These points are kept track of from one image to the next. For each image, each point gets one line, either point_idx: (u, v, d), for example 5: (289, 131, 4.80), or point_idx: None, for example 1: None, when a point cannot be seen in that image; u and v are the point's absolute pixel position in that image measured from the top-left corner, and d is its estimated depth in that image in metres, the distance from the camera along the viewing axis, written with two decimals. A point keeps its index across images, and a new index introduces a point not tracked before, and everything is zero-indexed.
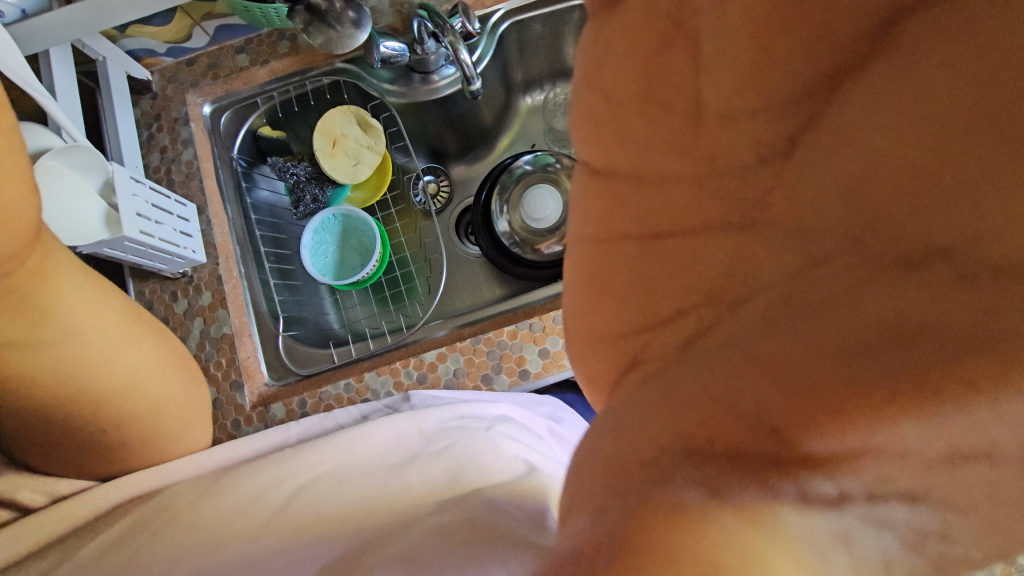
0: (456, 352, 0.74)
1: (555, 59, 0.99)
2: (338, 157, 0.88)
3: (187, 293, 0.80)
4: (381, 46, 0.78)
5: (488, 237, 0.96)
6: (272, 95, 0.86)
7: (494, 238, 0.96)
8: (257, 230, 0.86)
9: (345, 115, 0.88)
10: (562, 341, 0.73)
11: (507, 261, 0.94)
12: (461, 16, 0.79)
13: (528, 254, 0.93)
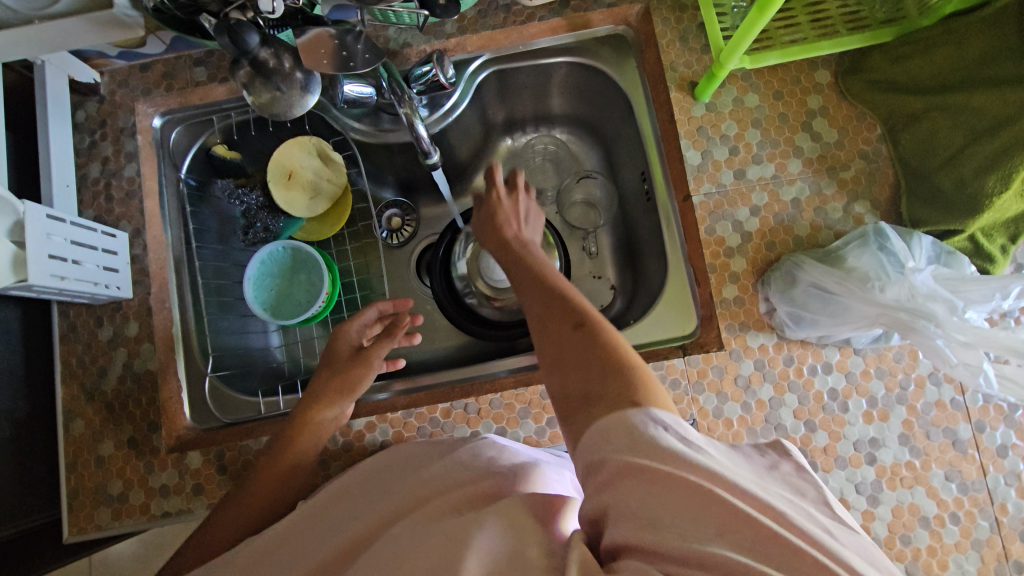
0: (386, 424, 0.71)
1: (537, 107, 0.95)
2: (292, 188, 0.83)
3: (114, 321, 0.75)
4: (345, 88, 0.74)
5: (444, 286, 0.91)
6: (229, 115, 0.82)
7: (450, 287, 0.91)
8: (197, 258, 0.81)
9: (304, 146, 0.83)
10: (496, 426, 0.70)
11: (465, 319, 0.89)
12: (433, 64, 0.75)
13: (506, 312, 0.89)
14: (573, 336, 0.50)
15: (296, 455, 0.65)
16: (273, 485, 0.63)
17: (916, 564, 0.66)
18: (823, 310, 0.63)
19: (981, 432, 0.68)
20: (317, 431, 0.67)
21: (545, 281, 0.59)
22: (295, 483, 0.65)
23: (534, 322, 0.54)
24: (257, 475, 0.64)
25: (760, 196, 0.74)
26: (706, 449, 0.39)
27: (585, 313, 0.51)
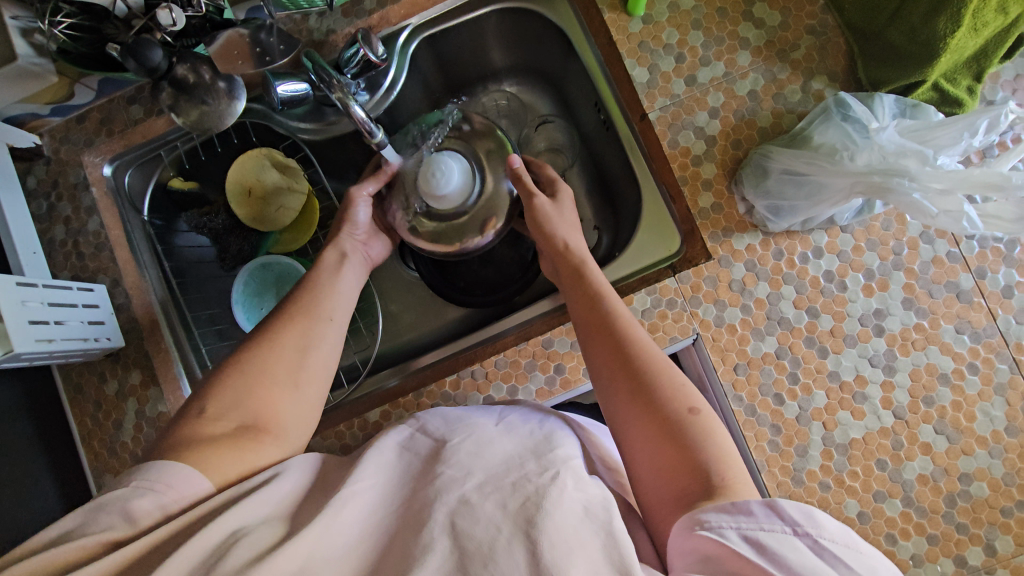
0: (400, 410, 0.72)
1: (479, 65, 0.93)
2: (256, 205, 0.83)
3: (116, 373, 0.76)
4: (279, 89, 0.72)
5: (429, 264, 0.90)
6: (176, 146, 0.81)
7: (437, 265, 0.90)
8: (182, 295, 0.81)
9: (258, 159, 0.82)
10: (506, 385, 0.71)
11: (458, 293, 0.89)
12: (360, 44, 0.72)
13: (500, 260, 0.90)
14: (668, 436, 0.49)
15: (283, 354, 0.56)
16: (277, 386, 0.54)
17: (943, 421, 0.66)
18: (799, 194, 0.62)
19: (983, 278, 0.67)
20: (312, 344, 0.58)
21: (642, 356, 0.54)
22: (303, 383, 0.56)
23: (609, 397, 0.54)
24: (234, 365, 0.54)
25: (716, 97, 0.73)
26: (828, 560, 0.38)
27: (682, 416, 0.50)
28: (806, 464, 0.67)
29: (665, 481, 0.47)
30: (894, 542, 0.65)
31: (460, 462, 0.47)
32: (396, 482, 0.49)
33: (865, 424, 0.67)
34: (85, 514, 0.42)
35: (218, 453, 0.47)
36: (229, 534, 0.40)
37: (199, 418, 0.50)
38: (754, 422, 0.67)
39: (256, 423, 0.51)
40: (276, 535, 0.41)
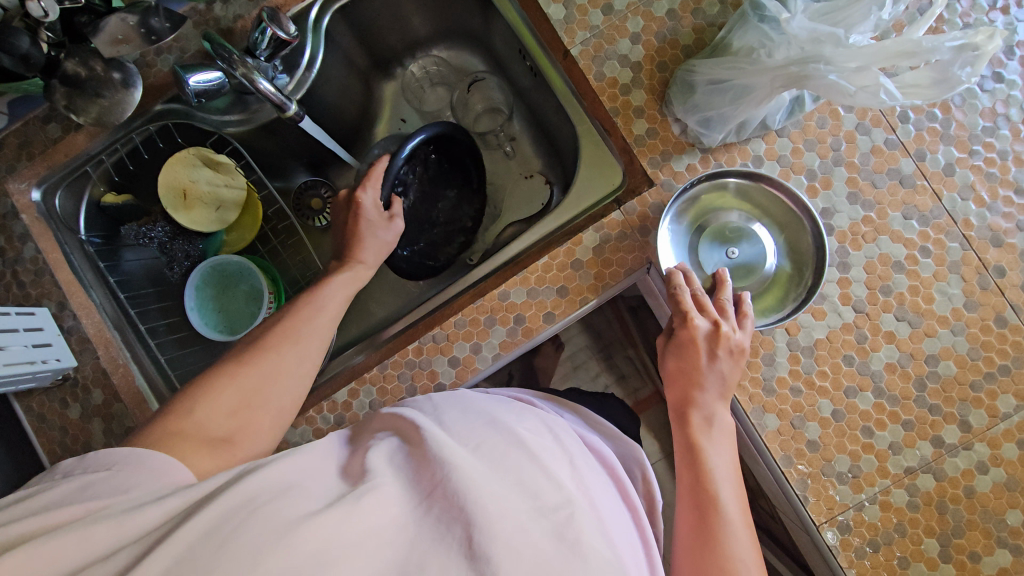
0: (367, 385, 0.71)
1: (401, 33, 0.91)
2: (192, 207, 0.82)
3: (77, 396, 0.74)
4: (190, 81, 0.70)
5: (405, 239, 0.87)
6: (101, 159, 0.78)
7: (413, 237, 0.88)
8: (132, 308, 0.80)
9: (187, 160, 0.81)
10: (469, 344, 0.71)
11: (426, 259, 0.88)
12: (266, 25, 0.70)
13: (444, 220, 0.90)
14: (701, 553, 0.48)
15: (302, 352, 0.57)
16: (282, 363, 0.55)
17: (903, 308, 0.66)
18: (725, 100, 0.62)
19: (923, 161, 0.67)
20: (305, 334, 0.58)
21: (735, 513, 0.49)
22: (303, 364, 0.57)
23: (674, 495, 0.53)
24: (253, 346, 0.56)
25: (636, 22, 0.71)
26: None
27: (736, 564, 0.46)
28: (775, 373, 0.67)
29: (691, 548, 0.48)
30: (870, 434, 0.65)
31: (476, 461, 0.44)
32: (417, 474, 0.43)
33: (828, 324, 0.67)
34: (66, 491, 0.37)
35: (198, 456, 0.45)
36: (252, 497, 0.36)
37: (182, 419, 0.47)
38: None
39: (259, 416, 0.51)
40: (302, 508, 0.37)
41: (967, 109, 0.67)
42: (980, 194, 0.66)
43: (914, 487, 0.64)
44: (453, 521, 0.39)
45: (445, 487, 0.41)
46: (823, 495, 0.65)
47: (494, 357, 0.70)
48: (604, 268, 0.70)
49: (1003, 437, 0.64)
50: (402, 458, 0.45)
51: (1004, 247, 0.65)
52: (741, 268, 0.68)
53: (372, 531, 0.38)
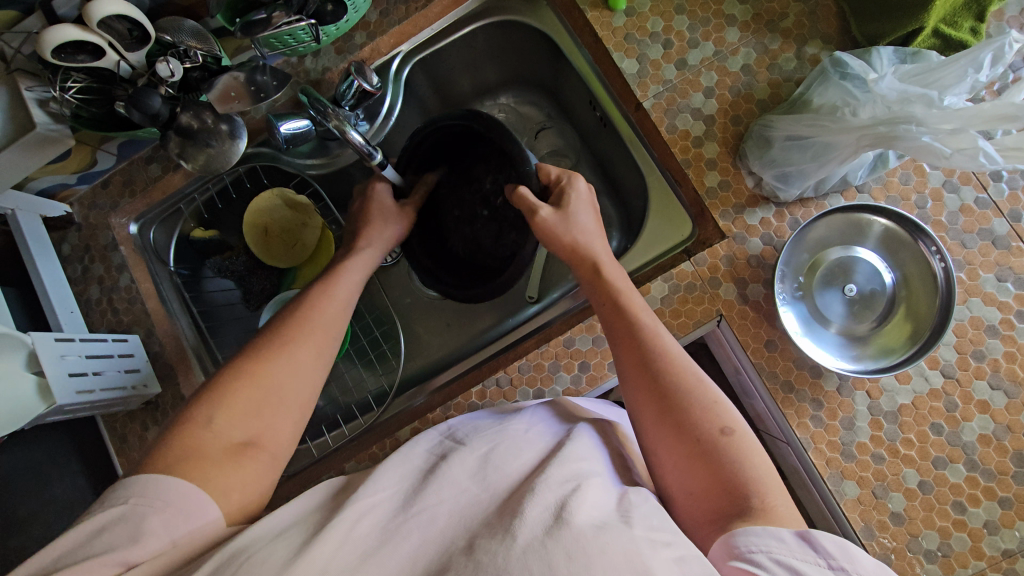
0: (430, 425, 0.72)
1: (474, 82, 0.94)
2: (272, 244, 0.86)
3: (157, 420, 0.78)
4: (281, 129, 0.75)
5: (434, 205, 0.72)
6: (193, 198, 0.84)
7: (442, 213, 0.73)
8: (211, 337, 0.84)
9: (271, 199, 0.85)
10: (532, 389, 0.71)
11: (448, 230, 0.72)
12: (353, 76, 0.74)
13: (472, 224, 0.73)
14: (696, 451, 0.46)
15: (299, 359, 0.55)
16: (270, 418, 0.51)
17: (998, 376, 0.62)
18: (805, 157, 0.61)
19: (1019, 222, 0.64)
20: (297, 368, 0.54)
21: (679, 395, 0.49)
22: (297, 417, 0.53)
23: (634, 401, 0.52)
24: (241, 376, 0.51)
25: (709, 77, 0.72)
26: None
27: (734, 456, 0.45)
28: (855, 437, 0.63)
29: (684, 468, 0.47)
30: (962, 510, 0.61)
31: (471, 484, 0.46)
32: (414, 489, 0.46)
33: (913, 388, 0.63)
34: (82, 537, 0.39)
35: (221, 471, 0.46)
36: (236, 551, 0.39)
37: (203, 427, 0.47)
38: (793, 398, 0.65)
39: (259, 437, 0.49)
40: (291, 545, 0.39)
41: None
42: None
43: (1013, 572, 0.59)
44: (452, 536, 0.41)
45: (441, 508, 0.43)
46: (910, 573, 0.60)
47: None
48: (673, 319, 0.69)
49: None
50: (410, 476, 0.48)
51: None
52: (864, 302, 0.66)
53: (369, 553, 0.40)
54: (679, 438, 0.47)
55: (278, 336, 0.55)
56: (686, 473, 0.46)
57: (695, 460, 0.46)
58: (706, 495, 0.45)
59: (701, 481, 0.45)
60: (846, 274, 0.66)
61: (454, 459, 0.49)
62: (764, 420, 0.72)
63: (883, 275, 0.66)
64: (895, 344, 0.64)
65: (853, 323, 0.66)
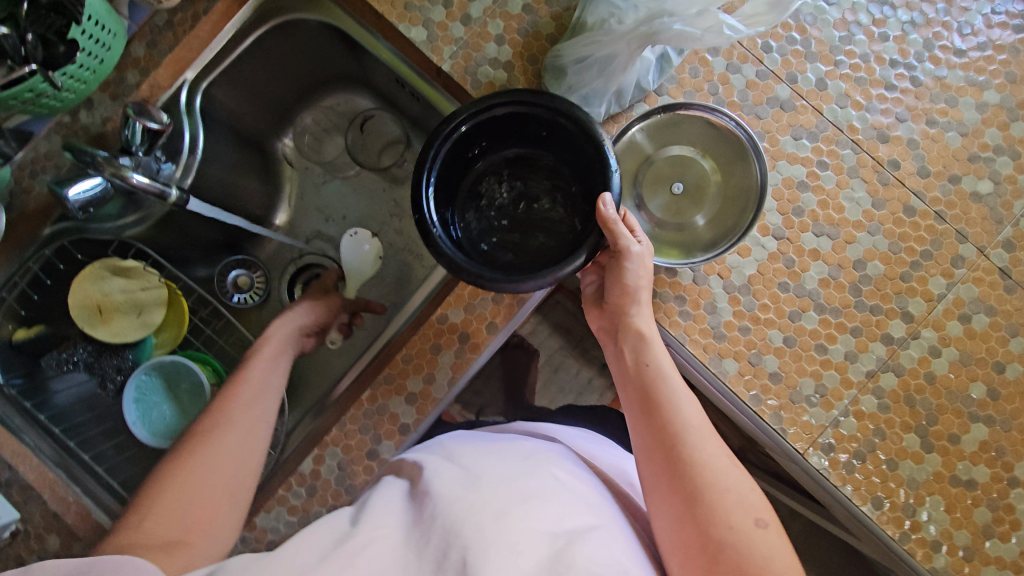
0: (330, 447, 0.68)
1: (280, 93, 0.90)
2: (112, 320, 0.80)
3: (33, 547, 0.70)
4: (69, 196, 0.68)
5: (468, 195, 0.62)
6: (3, 297, 0.74)
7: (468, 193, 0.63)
8: (71, 439, 0.76)
9: (94, 274, 0.79)
10: (421, 376, 0.70)
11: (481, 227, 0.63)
12: (135, 119, 0.69)
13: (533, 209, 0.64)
14: (680, 496, 0.51)
15: (226, 461, 0.57)
16: (203, 515, 0.53)
17: (819, 224, 0.68)
18: (593, 75, 0.64)
19: (796, 83, 0.69)
20: (226, 446, 0.57)
21: (665, 467, 0.52)
22: (223, 509, 0.55)
23: (638, 434, 0.56)
24: (163, 476, 0.55)
25: (496, 24, 0.73)
26: None
27: (724, 520, 0.49)
28: (720, 318, 0.67)
29: (661, 492, 0.53)
30: (825, 351, 0.66)
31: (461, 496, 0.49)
32: (418, 513, 0.49)
33: (755, 258, 0.68)
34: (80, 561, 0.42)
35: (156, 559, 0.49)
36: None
37: (135, 531, 0.51)
38: (659, 302, 0.68)
39: (185, 538, 0.52)
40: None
41: (822, 25, 0.70)
42: (856, 99, 0.69)
43: (879, 389, 0.65)
44: (448, 552, 0.43)
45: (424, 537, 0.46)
46: (799, 422, 0.65)
47: (448, 382, 0.69)
48: None
49: (945, 317, 0.66)
50: (399, 506, 0.51)
51: (892, 141, 0.68)
52: (693, 194, 0.68)
53: None
54: (676, 472, 0.52)
55: (190, 440, 0.57)
56: (666, 504, 0.52)
57: (682, 485, 0.51)
58: (680, 531, 0.50)
59: (680, 515, 0.51)
60: (675, 173, 0.69)
61: (444, 482, 0.51)
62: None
63: (704, 168, 0.68)
64: (670, 251, 0.68)
65: (685, 218, 0.68)
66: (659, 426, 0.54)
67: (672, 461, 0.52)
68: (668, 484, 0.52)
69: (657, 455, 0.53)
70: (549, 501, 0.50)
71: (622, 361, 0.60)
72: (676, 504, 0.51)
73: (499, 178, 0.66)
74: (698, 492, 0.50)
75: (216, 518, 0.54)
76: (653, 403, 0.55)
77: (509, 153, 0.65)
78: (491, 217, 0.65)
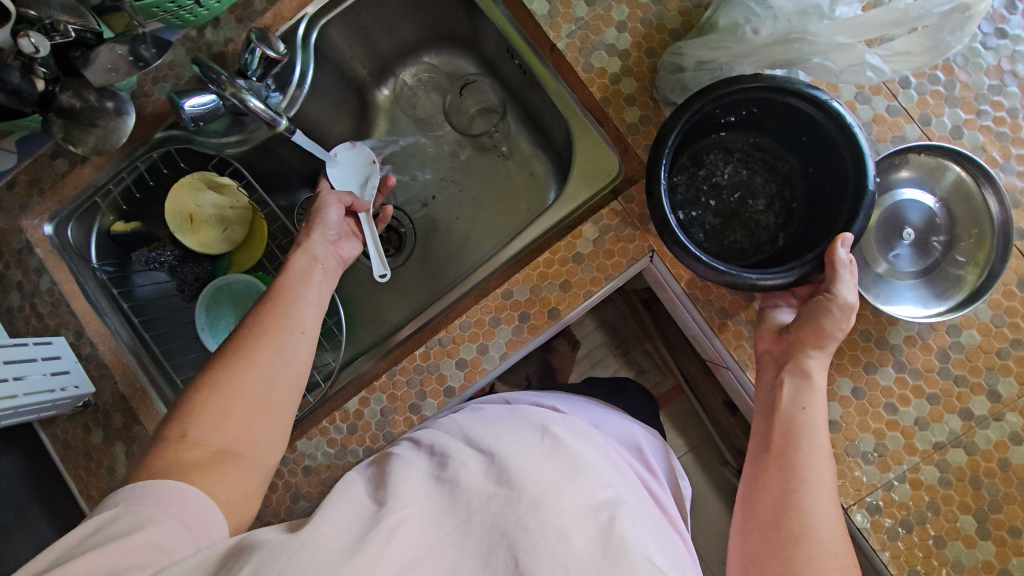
0: (377, 393, 0.71)
1: (391, 42, 0.91)
2: (202, 230, 0.84)
3: (99, 421, 0.76)
4: (185, 106, 0.71)
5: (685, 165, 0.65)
6: (110, 189, 0.80)
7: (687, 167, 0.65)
8: (147, 332, 0.82)
9: (192, 184, 0.83)
10: (475, 345, 0.71)
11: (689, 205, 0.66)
12: (256, 45, 0.71)
13: (747, 206, 0.67)
14: (777, 537, 0.50)
15: (257, 376, 0.56)
16: (249, 426, 0.55)
17: None
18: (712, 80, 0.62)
19: (929, 125, 0.65)
20: (285, 356, 0.59)
21: (773, 509, 0.51)
22: (267, 423, 0.56)
23: (756, 466, 0.55)
24: (203, 390, 0.55)
25: (621, 10, 0.71)
26: None
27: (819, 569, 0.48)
28: None
29: (756, 522, 0.52)
30: (894, 411, 0.63)
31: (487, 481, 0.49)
32: (447, 491, 0.49)
33: None
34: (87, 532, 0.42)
35: (206, 479, 0.50)
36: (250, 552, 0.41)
37: (181, 443, 0.52)
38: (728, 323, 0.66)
39: (236, 448, 0.54)
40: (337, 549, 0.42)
41: (972, 69, 0.65)
42: (991, 155, 0.64)
43: (944, 463, 0.62)
44: (494, 545, 0.44)
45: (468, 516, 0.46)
46: (849, 476, 0.63)
47: (501, 356, 0.70)
48: (607, 260, 0.69)
49: None
50: (423, 485, 0.51)
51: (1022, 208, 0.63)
52: (915, 248, 0.62)
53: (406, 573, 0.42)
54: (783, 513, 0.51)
55: (227, 354, 0.57)
56: (756, 537, 0.51)
57: (784, 525, 0.50)
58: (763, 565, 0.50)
59: (771, 552, 0.50)
60: (899, 221, 0.63)
61: (472, 461, 0.52)
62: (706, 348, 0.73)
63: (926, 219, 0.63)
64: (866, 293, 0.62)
65: (896, 269, 0.63)
66: (789, 463, 0.53)
67: (785, 499, 0.51)
68: (771, 518, 0.51)
69: (771, 492, 0.52)
70: (587, 490, 0.50)
71: (776, 394, 0.58)
72: (771, 539, 0.50)
73: (727, 156, 0.68)
74: (797, 538, 0.49)
75: (263, 426, 0.56)
76: (789, 442, 0.54)
77: (746, 138, 0.67)
78: (693, 194, 0.67)
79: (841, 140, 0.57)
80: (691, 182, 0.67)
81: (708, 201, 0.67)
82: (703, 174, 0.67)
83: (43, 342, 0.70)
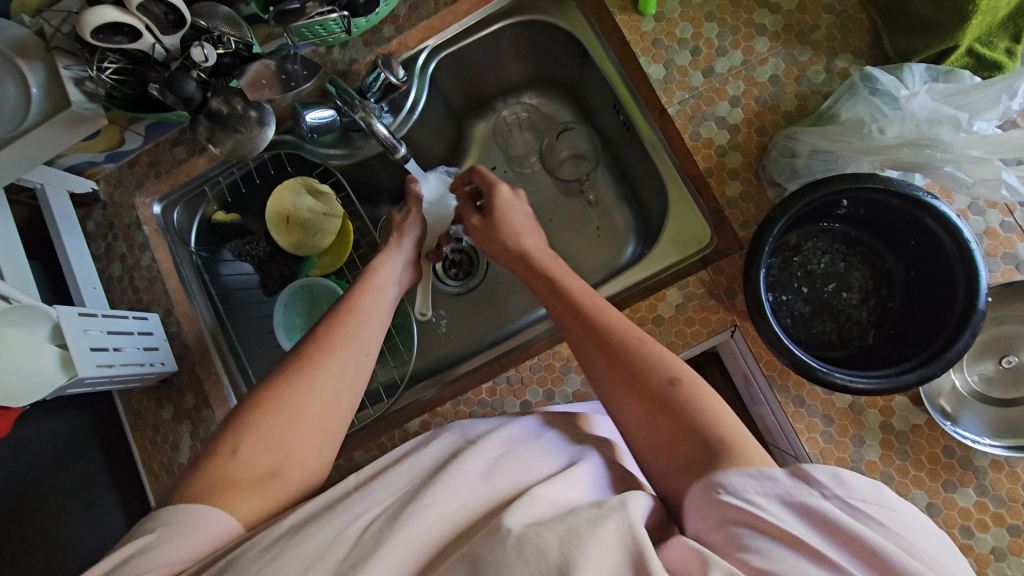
0: (439, 419, 0.72)
1: (497, 79, 0.94)
2: (296, 231, 0.87)
3: (172, 399, 0.80)
4: (307, 118, 0.76)
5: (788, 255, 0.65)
6: (218, 181, 0.85)
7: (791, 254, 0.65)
8: (229, 320, 0.85)
9: (293, 187, 0.87)
10: (542, 389, 0.71)
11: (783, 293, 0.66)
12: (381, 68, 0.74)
13: (841, 300, 0.66)
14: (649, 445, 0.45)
15: (318, 399, 0.52)
16: (306, 448, 0.51)
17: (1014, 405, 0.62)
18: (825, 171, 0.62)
19: None
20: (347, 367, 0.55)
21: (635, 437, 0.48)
22: (325, 445, 0.53)
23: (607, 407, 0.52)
24: (263, 406, 0.50)
25: (737, 86, 0.72)
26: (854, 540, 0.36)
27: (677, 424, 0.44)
28: (864, 455, 0.63)
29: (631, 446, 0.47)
30: (970, 535, 0.60)
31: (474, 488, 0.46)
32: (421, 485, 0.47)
33: (926, 410, 0.63)
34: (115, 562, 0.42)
35: (247, 502, 0.47)
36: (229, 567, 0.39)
37: (229, 461, 0.48)
38: (804, 413, 0.65)
39: (284, 469, 0.49)
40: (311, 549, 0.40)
41: None
42: None
43: None
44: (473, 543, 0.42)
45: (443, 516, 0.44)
46: None
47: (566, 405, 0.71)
48: (686, 327, 0.69)
49: None
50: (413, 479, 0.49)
51: None
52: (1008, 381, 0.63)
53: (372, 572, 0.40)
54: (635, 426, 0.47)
55: (290, 361, 0.54)
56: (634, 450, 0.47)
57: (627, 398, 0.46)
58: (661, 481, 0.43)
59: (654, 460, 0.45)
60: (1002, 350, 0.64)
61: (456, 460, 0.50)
62: (775, 434, 0.71)
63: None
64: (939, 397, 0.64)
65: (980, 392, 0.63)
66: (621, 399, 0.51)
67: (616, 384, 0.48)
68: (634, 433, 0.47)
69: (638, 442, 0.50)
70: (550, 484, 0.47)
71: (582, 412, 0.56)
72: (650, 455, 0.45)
73: (827, 246, 0.67)
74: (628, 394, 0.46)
75: (319, 441, 0.52)
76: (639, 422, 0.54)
77: (849, 234, 0.67)
78: (788, 280, 0.67)
79: (957, 262, 0.57)
80: (789, 267, 0.67)
81: (801, 288, 0.67)
82: (802, 261, 0.67)
83: (140, 317, 0.74)
